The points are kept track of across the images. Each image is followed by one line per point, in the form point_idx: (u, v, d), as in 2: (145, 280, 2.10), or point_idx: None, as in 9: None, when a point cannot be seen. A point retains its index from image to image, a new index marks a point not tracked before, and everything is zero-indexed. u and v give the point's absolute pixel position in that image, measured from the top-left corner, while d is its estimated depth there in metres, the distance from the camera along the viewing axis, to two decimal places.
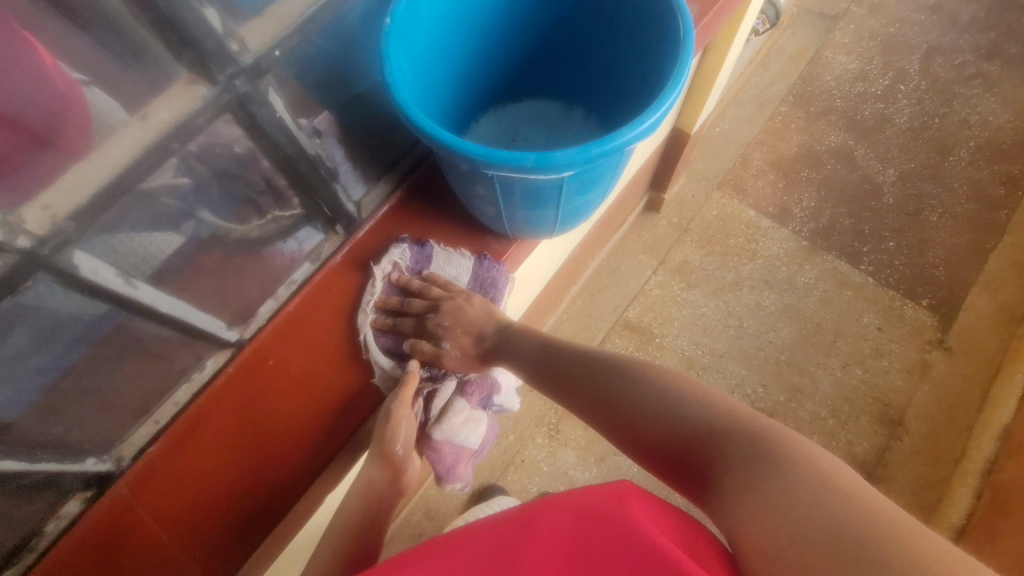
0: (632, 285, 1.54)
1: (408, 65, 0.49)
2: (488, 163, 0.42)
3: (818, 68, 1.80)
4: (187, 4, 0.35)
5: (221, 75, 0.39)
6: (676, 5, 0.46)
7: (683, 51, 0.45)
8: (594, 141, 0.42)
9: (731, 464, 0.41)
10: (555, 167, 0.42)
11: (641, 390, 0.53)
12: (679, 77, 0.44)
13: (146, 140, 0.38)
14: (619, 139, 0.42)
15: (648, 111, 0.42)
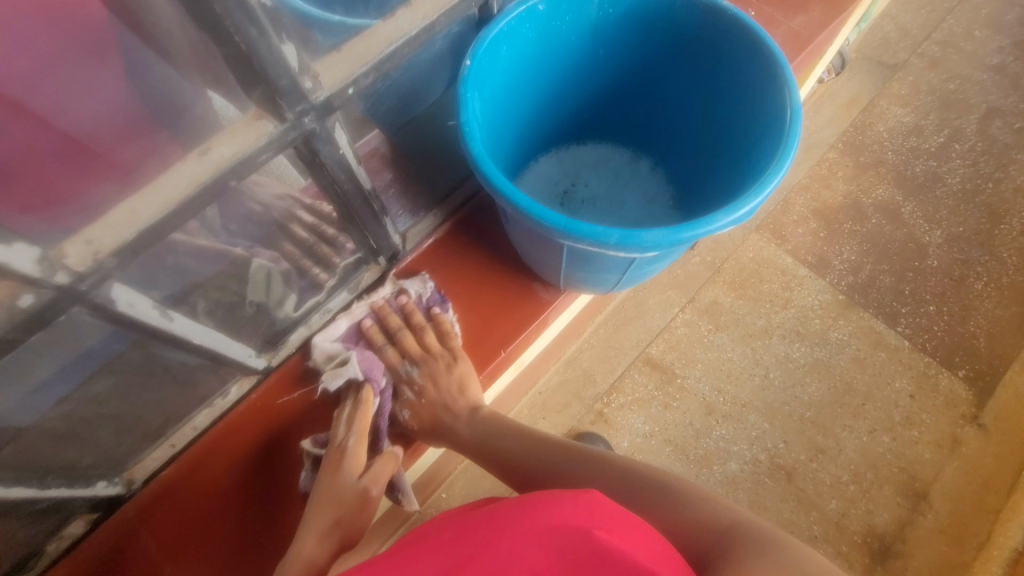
0: (657, 321, 1.49)
1: (482, 110, 0.46)
2: (566, 234, 0.39)
3: (872, 118, 1.74)
4: (267, 41, 0.31)
5: (290, 113, 0.36)
6: (784, 76, 0.43)
7: (790, 129, 0.41)
8: (682, 225, 0.38)
9: (737, 552, 0.45)
10: (638, 246, 0.38)
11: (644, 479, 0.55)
12: (782, 163, 0.40)
13: (202, 176, 0.35)
14: (713, 224, 0.38)
15: (747, 198, 0.39)
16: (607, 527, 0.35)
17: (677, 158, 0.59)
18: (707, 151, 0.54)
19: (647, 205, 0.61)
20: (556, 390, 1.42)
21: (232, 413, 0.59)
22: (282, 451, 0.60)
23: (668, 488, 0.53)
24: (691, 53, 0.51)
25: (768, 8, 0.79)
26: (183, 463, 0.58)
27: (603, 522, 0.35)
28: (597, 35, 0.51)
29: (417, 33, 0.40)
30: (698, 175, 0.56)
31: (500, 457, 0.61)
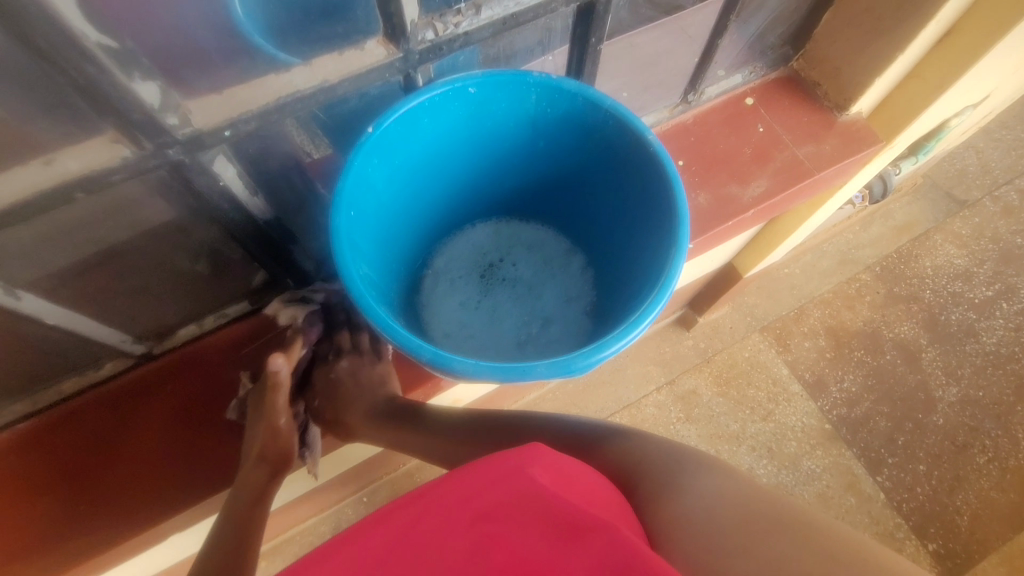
0: (629, 393, 1.43)
1: (381, 177, 0.45)
2: (386, 335, 0.38)
3: (920, 249, 1.63)
4: (110, 78, 0.31)
5: (150, 143, 0.36)
6: (677, 239, 0.40)
7: (658, 292, 0.39)
8: (502, 365, 0.36)
9: (653, 483, 0.45)
10: (451, 370, 0.37)
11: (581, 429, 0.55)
12: (630, 329, 0.37)
13: (42, 184, 0.35)
14: (530, 373, 0.36)
15: (578, 357, 0.36)
16: (548, 474, 0.38)
17: (603, 266, 0.56)
18: (620, 273, 0.51)
19: (562, 303, 0.58)
20: None
21: (105, 386, 0.58)
22: (141, 436, 0.57)
23: (589, 439, 0.53)
24: (621, 175, 0.47)
25: (778, 127, 0.75)
26: (45, 421, 0.56)
27: (545, 471, 0.38)
28: (539, 126, 0.49)
29: (312, 92, 0.39)
30: (611, 292, 0.53)
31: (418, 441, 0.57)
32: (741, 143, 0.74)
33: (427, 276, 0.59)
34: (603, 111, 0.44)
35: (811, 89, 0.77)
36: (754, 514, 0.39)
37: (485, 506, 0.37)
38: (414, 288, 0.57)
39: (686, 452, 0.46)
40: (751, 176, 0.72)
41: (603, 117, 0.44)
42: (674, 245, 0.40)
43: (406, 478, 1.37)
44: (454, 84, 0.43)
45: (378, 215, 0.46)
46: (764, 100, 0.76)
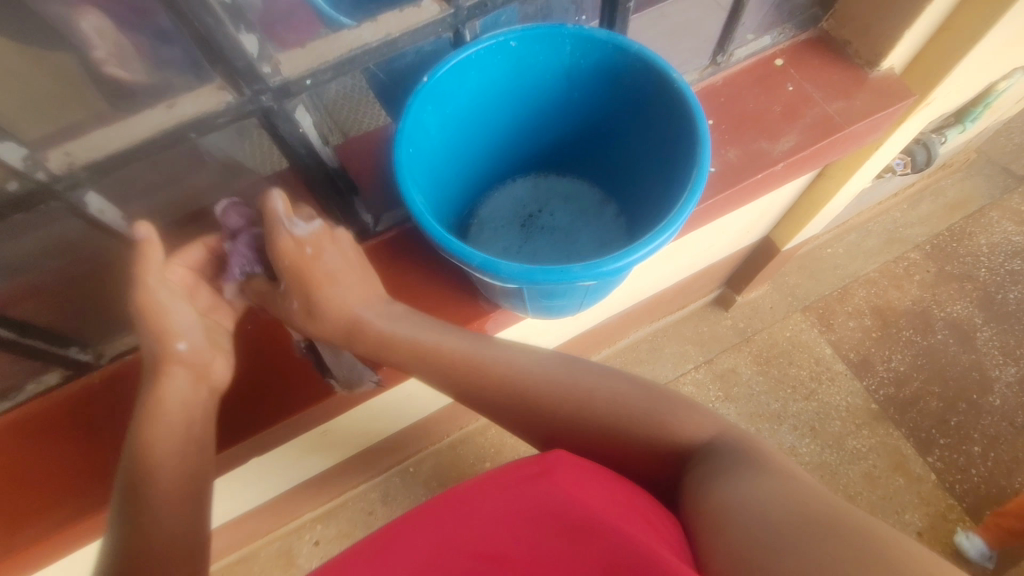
0: (668, 371, 1.45)
1: (435, 121, 0.51)
2: (442, 247, 0.43)
3: (975, 227, 1.58)
4: (223, 29, 0.38)
5: (247, 89, 0.43)
6: (699, 161, 0.45)
7: (682, 206, 0.44)
8: (542, 270, 0.42)
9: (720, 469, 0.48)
10: (497, 274, 0.42)
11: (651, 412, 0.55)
12: (655, 236, 0.43)
13: (165, 124, 0.43)
14: (567, 273, 0.41)
15: (610, 261, 0.42)
16: (569, 483, 0.47)
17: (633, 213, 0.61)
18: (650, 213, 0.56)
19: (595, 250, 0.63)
20: None
21: None
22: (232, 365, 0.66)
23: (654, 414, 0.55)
24: (649, 116, 0.53)
25: (807, 85, 0.77)
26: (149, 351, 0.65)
27: (568, 481, 0.47)
28: (574, 76, 0.54)
29: (378, 45, 0.46)
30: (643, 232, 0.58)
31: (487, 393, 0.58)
32: (770, 102, 0.76)
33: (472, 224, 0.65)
34: (632, 55, 0.49)
35: (842, 48, 0.79)
36: (805, 518, 0.40)
37: (511, 516, 0.47)
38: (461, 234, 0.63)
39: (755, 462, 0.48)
40: (781, 132, 0.75)
41: (632, 59, 0.49)
42: (697, 166, 0.45)
43: (450, 450, 1.45)
44: (498, 37, 0.48)
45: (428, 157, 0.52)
46: (794, 61, 0.78)
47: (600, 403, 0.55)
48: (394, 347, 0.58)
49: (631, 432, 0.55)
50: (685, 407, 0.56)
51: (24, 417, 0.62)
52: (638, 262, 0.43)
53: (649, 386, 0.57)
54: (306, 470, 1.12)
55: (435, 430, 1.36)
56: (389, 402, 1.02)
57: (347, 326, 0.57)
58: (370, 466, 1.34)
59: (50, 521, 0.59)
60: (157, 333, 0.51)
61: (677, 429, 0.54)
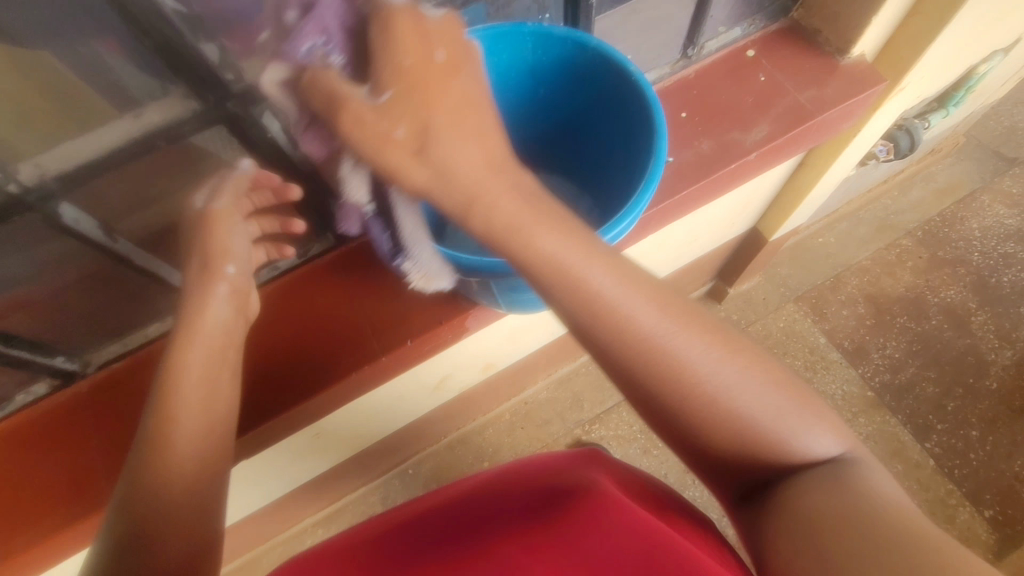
0: None
1: None
2: None
3: (966, 212, 1.58)
4: (183, 39, 0.40)
5: (212, 96, 0.45)
6: (655, 151, 0.47)
7: (638, 196, 0.46)
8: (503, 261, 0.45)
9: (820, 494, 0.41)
10: None
11: (775, 412, 0.43)
12: (613, 226, 0.45)
13: (134, 133, 0.44)
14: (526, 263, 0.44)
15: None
16: (624, 516, 0.51)
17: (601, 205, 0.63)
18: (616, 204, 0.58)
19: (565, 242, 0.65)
20: (543, 403, 1.48)
21: None
22: None
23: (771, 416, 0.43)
24: (615, 109, 0.54)
25: (779, 75, 0.78)
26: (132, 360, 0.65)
27: (622, 513, 0.51)
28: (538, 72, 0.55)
29: None
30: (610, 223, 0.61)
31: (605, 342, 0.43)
32: (742, 93, 0.77)
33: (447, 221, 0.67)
34: (591, 48, 0.50)
35: (813, 37, 0.79)
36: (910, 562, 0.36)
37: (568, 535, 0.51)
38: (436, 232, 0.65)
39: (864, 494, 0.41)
40: (753, 122, 0.75)
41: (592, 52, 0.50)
42: (653, 155, 0.47)
43: (449, 450, 1.45)
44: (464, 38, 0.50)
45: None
46: (765, 52, 0.79)
47: (749, 393, 0.43)
48: (522, 216, 0.41)
49: (763, 431, 0.43)
50: (809, 406, 0.44)
51: (12, 428, 0.62)
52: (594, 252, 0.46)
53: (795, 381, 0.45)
54: (302, 474, 1.13)
55: (431, 431, 1.36)
56: (381, 403, 1.03)
57: (467, 196, 0.41)
58: (368, 469, 1.35)
59: (28, 534, 0.58)
60: (190, 258, 0.51)
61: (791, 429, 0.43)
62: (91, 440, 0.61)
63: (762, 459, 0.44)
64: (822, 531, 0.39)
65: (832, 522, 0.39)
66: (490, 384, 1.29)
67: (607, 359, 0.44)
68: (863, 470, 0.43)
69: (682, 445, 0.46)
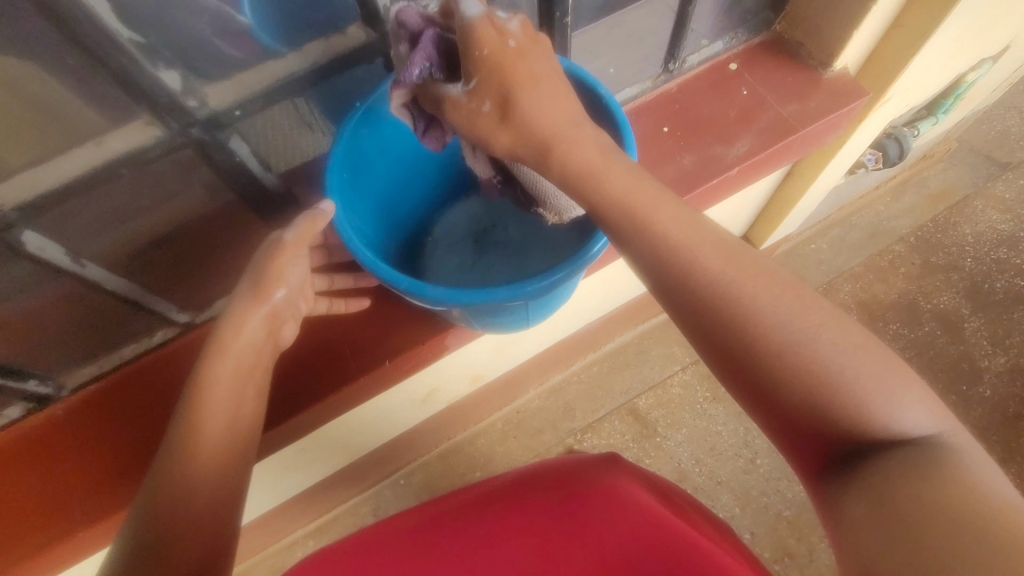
0: (655, 373, 1.40)
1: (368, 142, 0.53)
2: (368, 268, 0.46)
3: (959, 217, 1.57)
4: (139, 67, 0.40)
5: (175, 123, 0.44)
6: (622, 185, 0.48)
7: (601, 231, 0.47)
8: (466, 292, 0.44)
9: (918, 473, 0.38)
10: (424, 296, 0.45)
11: (874, 382, 0.40)
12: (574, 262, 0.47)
13: (96, 161, 0.44)
14: (490, 296, 0.45)
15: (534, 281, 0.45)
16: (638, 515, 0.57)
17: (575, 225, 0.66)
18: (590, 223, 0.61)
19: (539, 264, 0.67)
20: (534, 413, 1.40)
21: (155, 353, 0.65)
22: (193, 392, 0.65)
23: (869, 384, 0.40)
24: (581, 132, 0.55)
25: (761, 88, 0.77)
26: (109, 380, 0.65)
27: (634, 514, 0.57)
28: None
29: (304, 71, 0.48)
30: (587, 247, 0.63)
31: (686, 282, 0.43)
32: (724, 107, 0.76)
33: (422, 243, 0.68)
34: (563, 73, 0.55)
35: (796, 50, 0.79)
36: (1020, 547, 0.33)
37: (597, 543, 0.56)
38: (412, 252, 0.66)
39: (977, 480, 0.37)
40: (735, 136, 0.75)
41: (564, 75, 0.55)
42: None
43: (440, 461, 1.39)
44: None
45: (365, 181, 0.55)
46: (748, 66, 0.79)
47: (831, 355, 0.41)
48: (607, 178, 0.44)
49: (856, 399, 0.41)
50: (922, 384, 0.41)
51: None
52: (556, 282, 0.47)
53: (884, 350, 0.42)
54: (286, 489, 1.11)
55: (419, 443, 1.33)
56: (367, 416, 1.02)
57: (545, 138, 0.44)
58: (355, 481, 1.32)
59: (16, 549, 0.59)
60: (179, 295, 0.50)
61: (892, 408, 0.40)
62: (70, 456, 0.62)
63: (844, 425, 0.41)
64: (925, 523, 0.36)
65: (929, 513, 0.36)
66: (479, 394, 1.27)
67: (685, 310, 0.44)
68: (967, 457, 0.39)
69: (762, 410, 0.44)
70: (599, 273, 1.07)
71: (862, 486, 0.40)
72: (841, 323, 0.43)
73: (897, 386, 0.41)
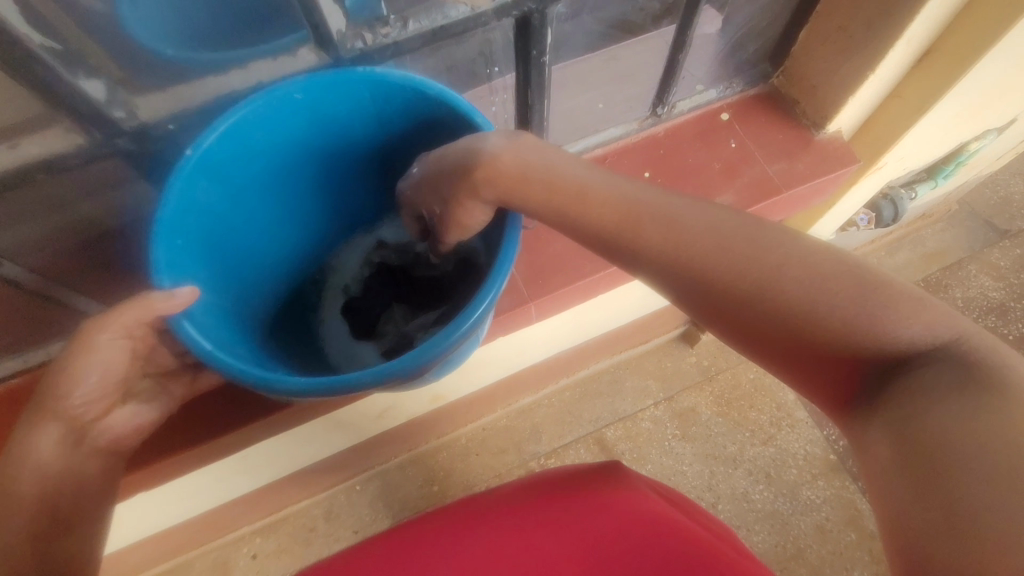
0: (626, 405, 1.37)
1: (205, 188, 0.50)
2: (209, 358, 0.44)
3: (951, 279, 1.55)
4: (56, 74, 0.39)
5: (99, 132, 0.43)
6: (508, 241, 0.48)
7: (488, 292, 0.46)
8: (319, 382, 0.43)
9: (930, 379, 0.37)
10: (277, 389, 0.43)
11: (873, 292, 0.39)
12: (455, 328, 0.45)
13: (7, 164, 0.43)
14: (345, 381, 0.43)
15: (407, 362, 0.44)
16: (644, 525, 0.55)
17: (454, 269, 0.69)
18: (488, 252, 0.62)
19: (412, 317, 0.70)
20: (500, 431, 1.35)
21: None
22: None
23: (862, 293, 0.39)
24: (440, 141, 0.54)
25: (751, 143, 0.74)
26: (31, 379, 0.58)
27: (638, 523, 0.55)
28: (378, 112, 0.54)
29: (246, 90, 0.47)
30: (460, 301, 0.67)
31: (628, 239, 0.45)
32: (710, 158, 0.74)
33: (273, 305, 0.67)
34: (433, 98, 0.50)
35: (791, 107, 0.76)
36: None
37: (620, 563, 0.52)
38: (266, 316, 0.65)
39: (987, 379, 0.35)
40: (717, 191, 0.72)
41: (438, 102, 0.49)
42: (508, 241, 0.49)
43: (399, 470, 1.31)
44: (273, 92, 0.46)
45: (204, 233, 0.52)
46: (740, 117, 0.76)
47: (799, 291, 0.40)
48: (525, 188, 0.48)
49: (856, 322, 0.39)
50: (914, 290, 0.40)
51: None
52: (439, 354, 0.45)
53: (855, 267, 0.41)
54: (231, 489, 1.07)
55: (377, 453, 1.27)
56: (318, 425, 0.98)
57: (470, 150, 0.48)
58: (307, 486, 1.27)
59: None
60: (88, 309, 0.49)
61: (899, 324, 0.38)
62: None
63: (858, 347, 0.39)
64: (946, 450, 0.33)
65: (955, 431, 0.34)
66: (442, 409, 1.24)
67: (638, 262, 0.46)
68: (982, 363, 0.36)
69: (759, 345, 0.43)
70: (575, 305, 1.04)
71: (884, 412, 0.38)
72: (806, 248, 0.42)
73: (898, 300, 0.39)
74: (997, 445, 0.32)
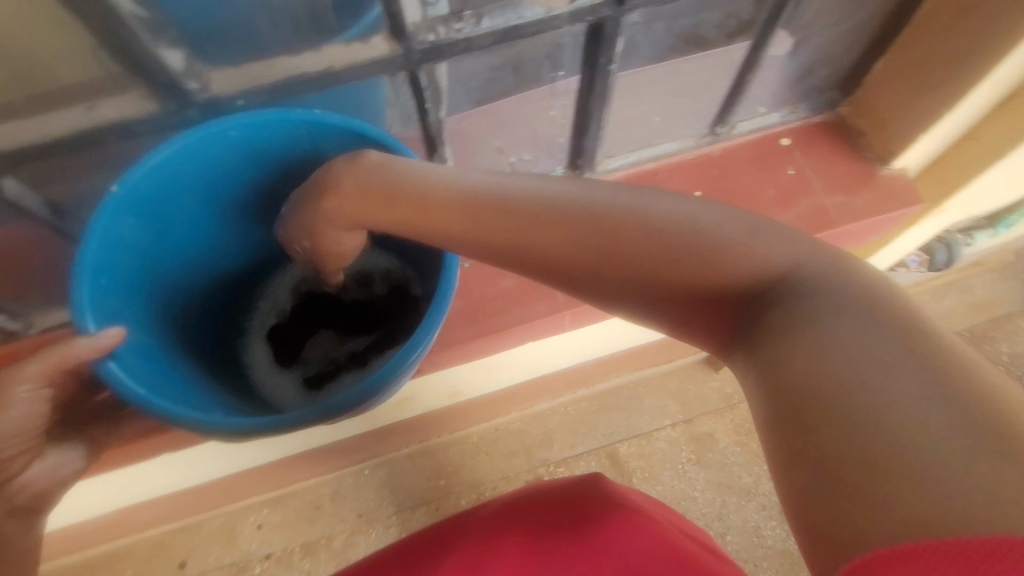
0: (643, 423, 1.34)
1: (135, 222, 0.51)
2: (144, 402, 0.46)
3: (999, 332, 1.47)
4: (140, 41, 0.41)
5: (173, 101, 0.47)
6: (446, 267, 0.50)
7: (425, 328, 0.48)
8: (255, 420, 0.44)
9: (786, 312, 0.35)
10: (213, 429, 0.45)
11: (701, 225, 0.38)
12: (396, 362, 0.47)
13: (87, 123, 0.46)
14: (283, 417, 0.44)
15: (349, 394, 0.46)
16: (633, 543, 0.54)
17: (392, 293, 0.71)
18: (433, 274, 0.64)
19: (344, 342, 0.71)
20: (512, 434, 1.34)
21: None
22: None
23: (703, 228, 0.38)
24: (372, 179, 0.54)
25: (810, 171, 0.72)
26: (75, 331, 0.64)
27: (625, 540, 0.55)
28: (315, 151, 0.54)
29: (318, 74, 0.48)
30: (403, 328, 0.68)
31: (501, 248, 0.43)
32: (765, 183, 0.72)
33: (206, 334, 0.67)
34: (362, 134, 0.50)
35: (855, 138, 0.73)
36: (907, 428, 0.28)
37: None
38: (201, 345, 0.65)
39: (843, 304, 0.33)
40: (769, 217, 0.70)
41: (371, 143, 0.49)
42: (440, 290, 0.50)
43: (408, 461, 1.31)
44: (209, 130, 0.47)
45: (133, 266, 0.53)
46: (801, 143, 0.74)
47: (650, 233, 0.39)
48: (398, 213, 0.45)
49: (704, 259, 0.38)
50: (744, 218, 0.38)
51: None
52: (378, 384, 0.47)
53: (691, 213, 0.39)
54: (244, 459, 1.09)
55: (389, 442, 1.28)
56: None
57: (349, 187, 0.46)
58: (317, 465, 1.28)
59: None
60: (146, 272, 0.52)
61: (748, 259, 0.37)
62: None
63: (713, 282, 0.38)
64: (830, 411, 0.30)
65: (834, 373, 0.31)
66: (457, 405, 1.23)
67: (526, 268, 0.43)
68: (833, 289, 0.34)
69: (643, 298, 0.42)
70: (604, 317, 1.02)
71: (759, 353, 0.36)
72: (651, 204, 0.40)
73: (735, 233, 0.38)
74: (890, 392, 0.29)
